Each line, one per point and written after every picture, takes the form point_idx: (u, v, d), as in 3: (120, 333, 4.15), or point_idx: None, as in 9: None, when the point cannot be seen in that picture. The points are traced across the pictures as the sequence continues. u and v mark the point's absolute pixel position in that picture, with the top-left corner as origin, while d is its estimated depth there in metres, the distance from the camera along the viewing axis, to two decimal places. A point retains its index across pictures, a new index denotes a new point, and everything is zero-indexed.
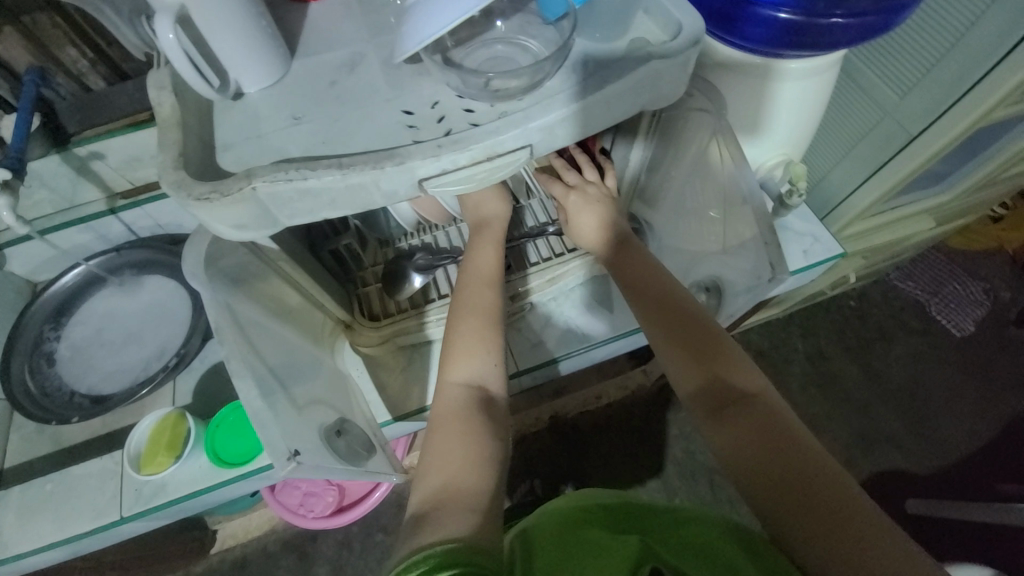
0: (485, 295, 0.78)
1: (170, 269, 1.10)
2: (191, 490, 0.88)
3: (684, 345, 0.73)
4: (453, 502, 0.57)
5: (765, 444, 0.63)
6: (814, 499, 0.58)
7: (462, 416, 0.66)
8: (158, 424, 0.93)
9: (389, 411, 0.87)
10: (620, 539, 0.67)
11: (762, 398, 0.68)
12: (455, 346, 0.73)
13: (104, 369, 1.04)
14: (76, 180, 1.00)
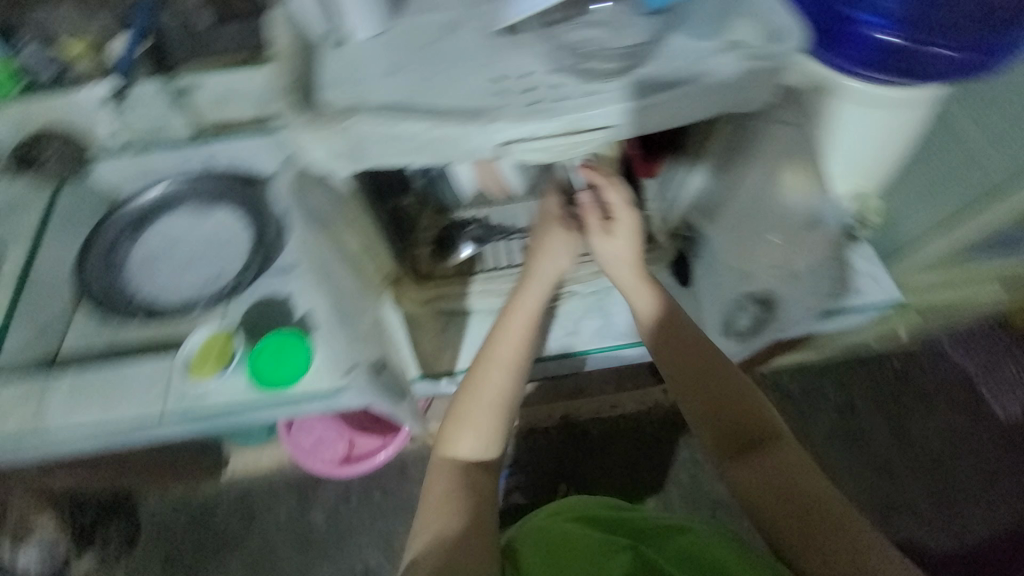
0: (520, 308, 0.88)
1: (238, 205, 1.14)
2: (229, 404, 0.95)
3: (699, 400, 0.83)
4: (474, 531, 0.76)
5: (782, 491, 0.75)
6: (824, 539, 0.70)
7: (475, 527, 0.76)
8: (210, 338, 0.97)
9: None
10: (614, 555, 0.86)
11: (783, 440, 0.79)
12: (472, 407, 0.84)
13: (165, 284, 1.10)
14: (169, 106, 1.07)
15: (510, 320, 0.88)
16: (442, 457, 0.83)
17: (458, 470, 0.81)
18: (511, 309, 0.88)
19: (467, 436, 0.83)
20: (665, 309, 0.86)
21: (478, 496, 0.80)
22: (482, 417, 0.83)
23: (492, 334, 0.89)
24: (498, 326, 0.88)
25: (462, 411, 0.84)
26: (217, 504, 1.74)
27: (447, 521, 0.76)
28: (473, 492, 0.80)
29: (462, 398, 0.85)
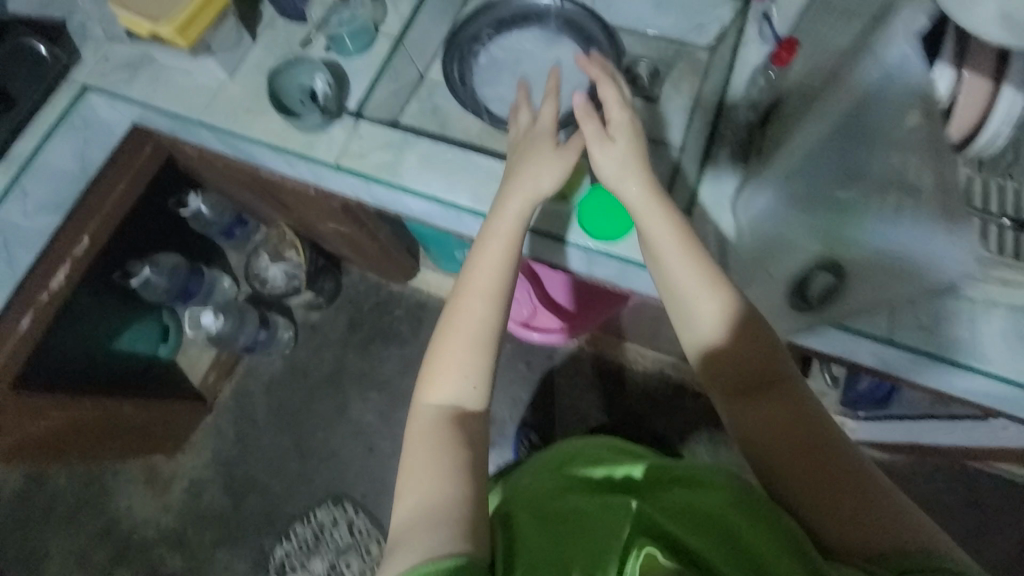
0: (504, 237, 0.85)
1: (591, 42, 1.10)
2: (545, 230, 0.94)
3: (750, 344, 0.80)
4: (465, 480, 0.77)
5: (804, 449, 0.76)
6: (831, 506, 0.73)
7: (449, 441, 0.79)
8: (563, 163, 0.94)
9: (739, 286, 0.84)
10: (620, 526, 0.77)
11: (785, 383, 0.80)
12: (452, 364, 0.83)
13: (495, 94, 1.10)
14: None
15: (492, 254, 0.85)
16: (432, 383, 0.83)
17: (442, 424, 0.81)
18: (502, 253, 0.84)
19: (457, 358, 0.83)
20: (693, 267, 0.79)
21: (459, 408, 0.83)
22: (457, 335, 0.83)
23: (471, 258, 0.85)
24: (474, 259, 0.85)
25: (452, 319, 0.84)
26: (397, 300, 1.98)
27: (416, 457, 0.79)
28: (459, 408, 0.83)
29: (444, 333, 0.84)
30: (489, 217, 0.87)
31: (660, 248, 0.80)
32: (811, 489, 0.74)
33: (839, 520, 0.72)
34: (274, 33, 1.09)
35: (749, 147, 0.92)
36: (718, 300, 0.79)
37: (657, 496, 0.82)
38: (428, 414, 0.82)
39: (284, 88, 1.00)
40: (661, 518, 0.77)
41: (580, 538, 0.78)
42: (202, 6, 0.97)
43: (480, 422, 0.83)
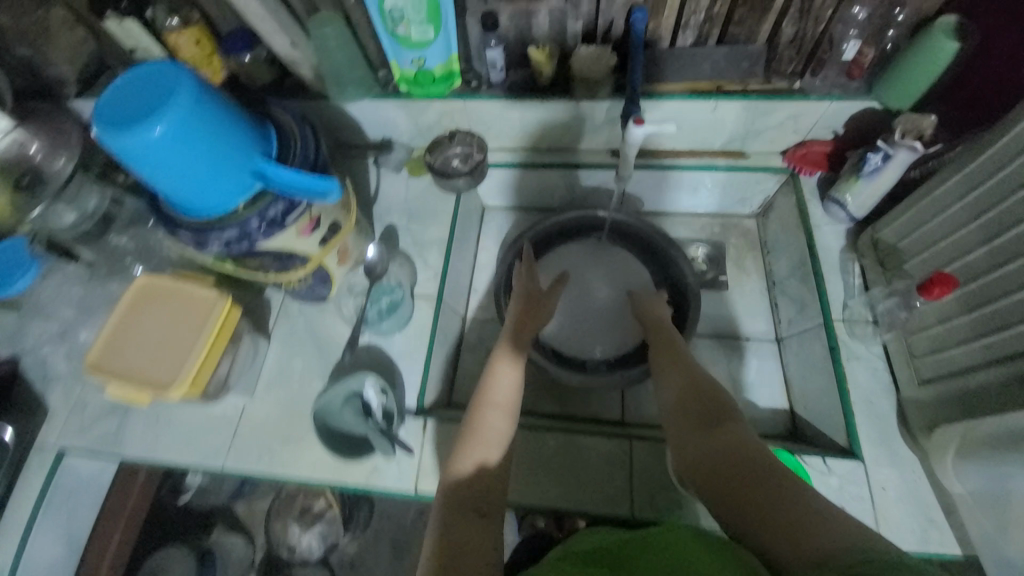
0: (517, 352, 0.73)
1: (653, 249, 0.98)
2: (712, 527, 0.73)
3: (723, 431, 0.59)
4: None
5: (737, 469, 0.54)
6: (785, 518, 0.48)
7: (451, 561, 0.51)
8: None
9: (963, 545, 0.67)
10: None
11: (727, 425, 0.60)
12: (481, 476, 0.59)
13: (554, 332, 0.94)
14: (601, 126, 0.98)
15: (495, 374, 0.69)
16: (447, 484, 0.58)
17: (449, 526, 0.54)
18: (503, 358, 0.72)
19: (480, 473, 0.59)
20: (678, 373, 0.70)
21: (480, 510, 0.56)
22: (475, 449, 0.61)
23: (484, 377, 0.69)
24: (491, 365, 0.71)
25: (475, 428, 0.63)
26: None
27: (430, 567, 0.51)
28: (476, 508, 0.56)
29: (467, 434, 0.62)
30: (496, 347, 0.75)
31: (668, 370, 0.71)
32: (787, 537, 0.47)
33: (794, 547, 0.46)
34: (293, 329, 0.93)
35: (904, 375, 0.75)
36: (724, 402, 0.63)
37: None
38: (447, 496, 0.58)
39: (329, 406, 0.82)
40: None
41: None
42: (210, 348, 0.78)
43: (496, 534, 0.54)
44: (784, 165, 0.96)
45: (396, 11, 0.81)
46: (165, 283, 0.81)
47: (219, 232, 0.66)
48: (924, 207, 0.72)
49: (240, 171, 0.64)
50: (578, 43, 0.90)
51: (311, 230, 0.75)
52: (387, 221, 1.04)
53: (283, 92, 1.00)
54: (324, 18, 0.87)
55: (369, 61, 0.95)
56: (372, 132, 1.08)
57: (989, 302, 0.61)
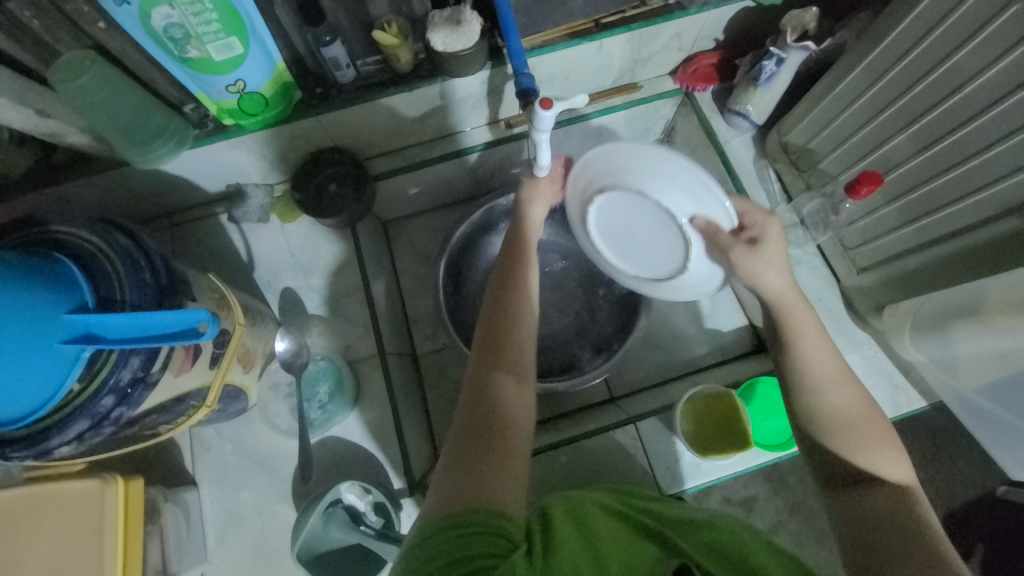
0: (530, 252, 0.67)
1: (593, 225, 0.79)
2: (728, 472, 0.76)
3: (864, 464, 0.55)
4: (496, 446, 0.50)
5: (895, 526, 0.50)
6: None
7: (483, 424, 0.52)
8: (697, 405, 0.76)
9: (922, 395, 0.78)
10: (639, 550, 0.48)
11: (884, 485, 0.53)
12: (517, 349, 0.58)
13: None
14: (481, 101, 0.84)
15: (523, 298, 0.62)
16: (478, 356, 0.58)
17: (483, 390, 0.55)
18: (528, 263, 0.65)
19: (509, 349, 0.58)
20: (826, 362, 0.59)
21: (512, 381, 0.56)
22: (510, 331, 0.59)
23: (504, 279, 0.63)
24: (507, 273, 0.64)
25: (508, 315, 0.60)
26: None
27: (459, 425, 0.53)
28: (505, 367, 0.56)
29: (497, 319, 0.60)
30: (506, 245, 0.68)
31: (826, 381, 0.59)
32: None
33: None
34: (222, 459, 0.77)
35: (842, 267, 0.81)
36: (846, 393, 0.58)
37: (678, 527, 0.51)
38: (481, 381, 0.56)
39: (310, 533, 0.68)
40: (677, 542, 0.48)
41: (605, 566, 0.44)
42: (122, 546, 0.60)
43: (528, 398, 0.56)
44: (676, 87, 0.90)
45: (175, 29, 0.58)
46: (15, 497, 0.60)
47: (58, 432, 0.47)
48: (828, 102, 0.75)
49: (49, 347, 0.44)
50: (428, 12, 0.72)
51: (191, 362, 0.57)
52: (281, 286, 0.89)
53: (62, 176, 0.72)
54: (71, 63, 0.61)
55: (164, 98, 0.70)
56: (211, 183, 0.84)
57: (912, 191, 0.69)
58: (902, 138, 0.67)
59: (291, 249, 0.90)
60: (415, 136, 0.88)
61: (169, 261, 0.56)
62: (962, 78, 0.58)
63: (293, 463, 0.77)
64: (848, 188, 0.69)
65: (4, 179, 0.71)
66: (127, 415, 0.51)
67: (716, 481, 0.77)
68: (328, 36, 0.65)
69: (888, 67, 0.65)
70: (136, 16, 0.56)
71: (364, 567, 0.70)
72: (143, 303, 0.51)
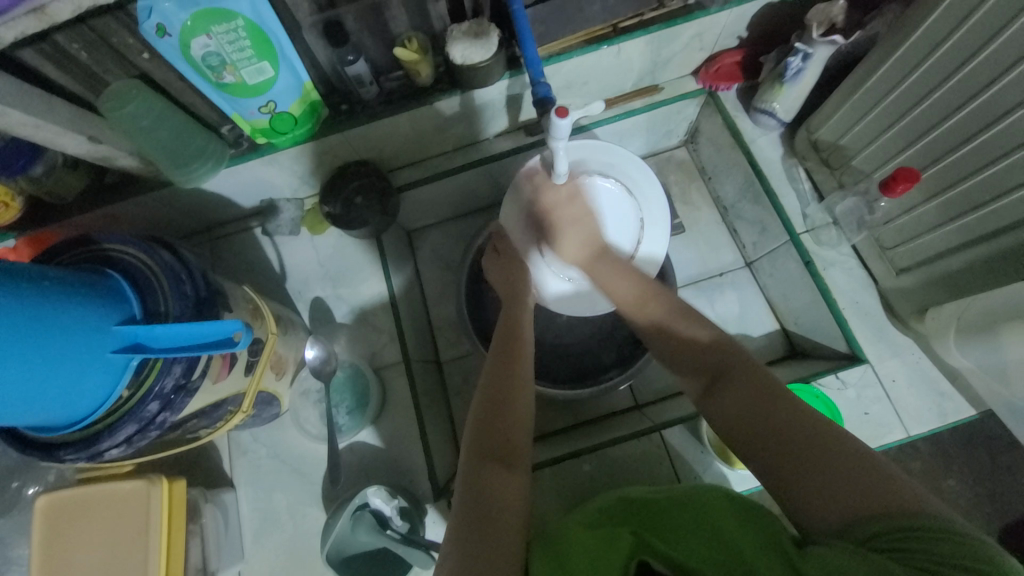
0: (528, 342, 0.67)
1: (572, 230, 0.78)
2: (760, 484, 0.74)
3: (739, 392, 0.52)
4: (490, 530, 0.48)
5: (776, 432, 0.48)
6: (842, 489, 0.42)
7: (478, 512, 0.50)
8: None
9: (973, 404, 0.73)
10: (615, 546, 0.45)
11: (738, 376, 0.53)
12: (512, 435, 0.57)
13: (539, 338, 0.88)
14: (501, 110, 0.85)
15: (521, 387, 0.61)
16: (471, 444, 0.56)
17: (476, 478, 0.53)
18: (518, 346, 0.65)
19: (505, 429, 0.57)
20: (624, 292, 0.67)
21: (503, 464, 0.54)
22: (504, 421, 0.58)
23: (499, 357, 0.64)
24: (505, 358, 0.63)
25: (504, 398, 0.59)
26: None
27: (458, 512, 0.51)
28: (499, 457, 0.55)
29: (490, 404, 0.59)
30: (503, 329, 0.68)
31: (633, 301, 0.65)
32: (842, 490, 0.42)
33: (840, 496, 0.42)
34: (257, 463, 0.81)
35: (879, 268, 0.78)
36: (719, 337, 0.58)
37: (655, 526, 0.46)
38: (473, 465, 0.55)
39: (338, 537, 0.69)
40: (665, 549, 0.43)
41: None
42: (166, 542, 0.64)
43: (524, 487, 0.53)
44: (699, 87, 0.89)
45: (212, 58, 0.62)
46: (73, 495, 0.65)
47: (110, 435, 0.51)
48: (859, 96, 0.72)
49: (102, 356, 0.48)
50: (446, 27, 0.74)
51: (227, 370, 0.60)
52: (310, 296, 0.93)
53: (112, 197, 0.78)
54: (120, 93, 0.66)
55: (203, 121, 0.75)
56: (245, 200, 0.89)
57: (952, 187, 0.65)
58: (938, 132, 0.64)
59: (320, 260, 0.93)
60: (437, 147, 0.90)
61: (207, 274, 0.60)
62: (1003, 67, 0.55)
63: (323, 468, 0.80)
64: (883, 186, 0.66)
65: (63, 201, 0.77)
66: (170, 420, 0.55)
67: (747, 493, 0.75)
68: (352, 55, 0.68)
69: (922, 59, 0.62)
70: (177, 47, 0.60)
71: (389, 571, 0.71)
72: (184, 315, 0.54)
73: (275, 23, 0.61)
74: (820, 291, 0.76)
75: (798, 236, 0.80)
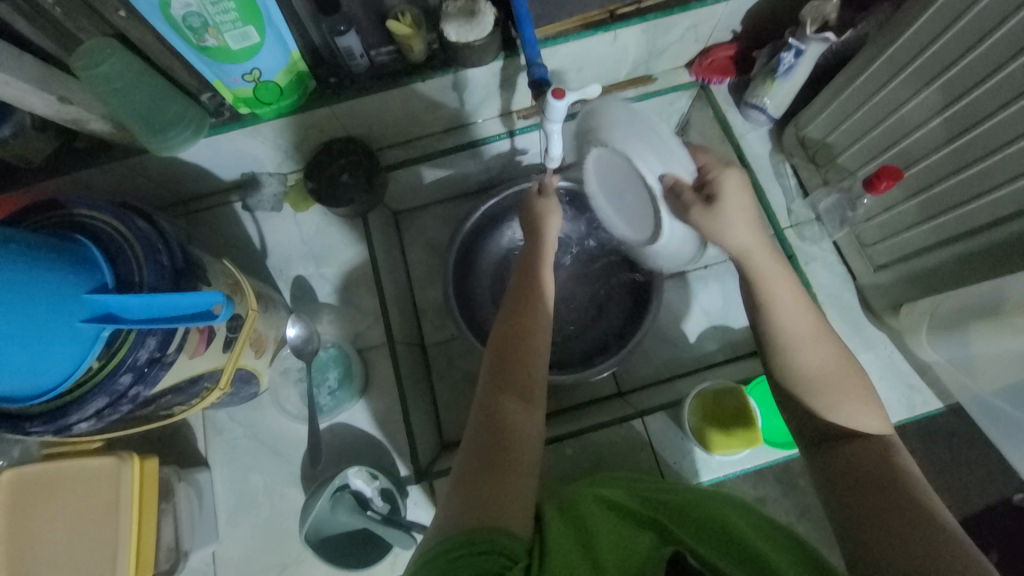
0: (546, 280, 0.65)
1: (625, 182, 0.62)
2: (736, 469, 0.77)
3: (863, 458, 0.52)
4: (506, 468, 0.49)
5: (878, 492, 0.49)
6: (914, 564, 0.43)
7: (494, 441, 0.51)
8: (714, 400, 0.76)
9: (937, 396, 0.76)
10: (634, 542, 0.45)
11: (875, 467, 0.51)
12: (524, 373, 0.57)
13: None
14: (494, 93, 0.84)
15: (533, 333, 0.60)
16: (489, 382, 0.57)
17: (491, 414, 0.53)
18: (540, 284, 0.65)
19: (522, 372, 0.57)
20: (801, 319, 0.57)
21: (521, 403, 0.55)
22: (520, 362, 0.57)
23: (520, 299, 0.62)
24: (521, 299, 0.62)
25: (517, 338, 0.59)
26: None
27: (470, 446, 0.52)
28: (518, 392, 0.56)
29: (509, 342, 0.59)
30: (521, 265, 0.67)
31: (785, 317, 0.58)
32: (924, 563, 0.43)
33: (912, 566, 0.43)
34: (233, 443, 0.79)
35: (858, 264, 0.80)
36: (846, 397, 0.55)
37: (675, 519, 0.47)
38: (492, 407, 0.54)
39: (318, 517, 0.69)
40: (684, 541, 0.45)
41: (599, 551, 0.43)
42: (137, 520, 0.62)
43: (537, 429, 0.54)
44: (692, 79, 0.89)
45: (193, 18, 0.59)
46: (33, 474, 0.61)
47: (79, 407, 0.49)
48: (848, 94, 0.73)
49: (71, 325, 0.45)
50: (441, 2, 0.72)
51: (205, 345, 0.58)
52: (292, 275, 0.90)
53: (83, 163, 0.74)
54: (94, 51, 0.62)
55: (182, 87, 0.71)
56: (225, 172, 0.86)
57: (933, 186, 0.67)
58: (922, 133, 0.66)
59: (305, 237, 0.91)
60: (428, 127, 0.88)
61: (185, 246, 0.57)
62: (989, 68, 0.56)
63: (302, 448, 0.79)
64: (867, 184, 0.67)
65: (30, 164, 0.73)
66: (143, 394, 0.53)
67: (723, 479, 0.77)
68: (343, 25, 0.66)
69: (910, 60, 0.64)
70: (156, 5, 0.57)
71: (370, 550, 0.71)
72: (160, 285, 0.52)
73: None
74: (802, 285, 0.77)
75: (783, 231, 0.82)
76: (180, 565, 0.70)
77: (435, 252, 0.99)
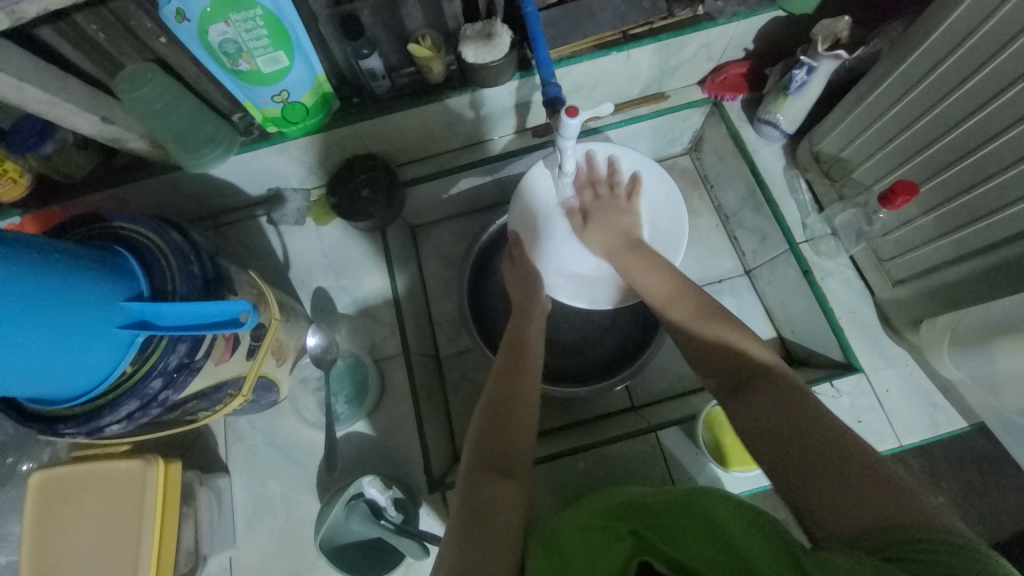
0: (534, 359, 0.69)
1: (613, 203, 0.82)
2: (752, 487, 0.75)
3: (762, 392, 0.53)
4: (491, 525, 0.50)
5: (792, 427, 0.49)
6: (847, 502, 0.43)
7: (476, 513, 0.51)
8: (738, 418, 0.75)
9: (963, 415, 0.74)
10: (610, 552, 0.45)
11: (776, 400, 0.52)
12: (510, 447, 0.58)
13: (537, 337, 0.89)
14: (509, 111, 0.87)
15: (523, 400, 0.63)
16: (473, 450, 0.58)
17: (474, 486, 0.54)
18: (526, 360, 0.68)
19: (508, 441, 0.59)
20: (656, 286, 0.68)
21: (503, 472, 0.56)
22: (508, 435, 0.59)
23: (506, 371, 0.66)
24: (507, 381, 0.65)
25: (506, 412, 0.61)
26: None
27: (458, 513, 0.52)
28: (498, 468, 0.56)
29: (493, 417, 0.61)
30: (511, 342, 0.71)
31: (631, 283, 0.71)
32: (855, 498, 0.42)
33: (846, 505, 0.42)
34: (253, 449, 0.81)
35: (876, 279, 0.79)
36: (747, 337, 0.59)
37: (658, 525, 0.47)
38: (476, 471, 0.56)
39: (333, 524, 0.70)
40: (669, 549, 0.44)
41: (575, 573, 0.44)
42: (160, 521, 0.64)
43: (521, 491, 0.54)
44: (705, 96, 0.90)
45: (228, 45, 0.63)
46: (65, 474, 0.64)
47: (112, 410, 0.51)
48: (861, 110, 0.74)
49: (108, 330, 0.48)
50: (459, 26, 0.75)
51: (231, 352, 0.61)
52: (313, 286, 0.93)
53: (120, 180, 0.78)
54: (136, 75, 0.67)
55: (215, 108, 0.76)
56: (253, 187, 0.90)
57: (951, 201, 0.66)
58: (937, 147, 0.66)
59: (325, 250, 0.94)
60: (445, 144, 0.91)
61: (215, 257, 0.60)
62: (1003, 83, 0.56)
63: (319, 455, 0.80)
64: (882, 199, 0.67)
65: (72, 180, 0.78)
66: (171, 398, 0.55)
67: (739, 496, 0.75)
68: (367, 49, 0.69)
69: (923, 76, 0.64)
70: (195, 33, 0.61)
71: (385, 557, 0.72)
72: (191, 294, 0.55)
73: (291, 11, 0.62)
74: (818, 300, 0.77)
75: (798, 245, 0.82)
76: (199, 569, 0.71)
77: (450, 265, 1.01)
